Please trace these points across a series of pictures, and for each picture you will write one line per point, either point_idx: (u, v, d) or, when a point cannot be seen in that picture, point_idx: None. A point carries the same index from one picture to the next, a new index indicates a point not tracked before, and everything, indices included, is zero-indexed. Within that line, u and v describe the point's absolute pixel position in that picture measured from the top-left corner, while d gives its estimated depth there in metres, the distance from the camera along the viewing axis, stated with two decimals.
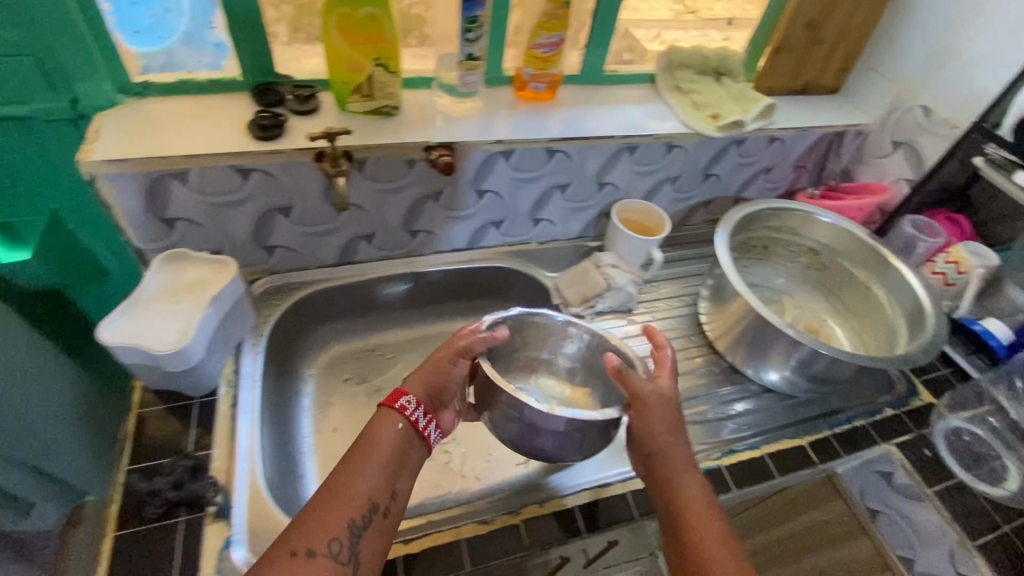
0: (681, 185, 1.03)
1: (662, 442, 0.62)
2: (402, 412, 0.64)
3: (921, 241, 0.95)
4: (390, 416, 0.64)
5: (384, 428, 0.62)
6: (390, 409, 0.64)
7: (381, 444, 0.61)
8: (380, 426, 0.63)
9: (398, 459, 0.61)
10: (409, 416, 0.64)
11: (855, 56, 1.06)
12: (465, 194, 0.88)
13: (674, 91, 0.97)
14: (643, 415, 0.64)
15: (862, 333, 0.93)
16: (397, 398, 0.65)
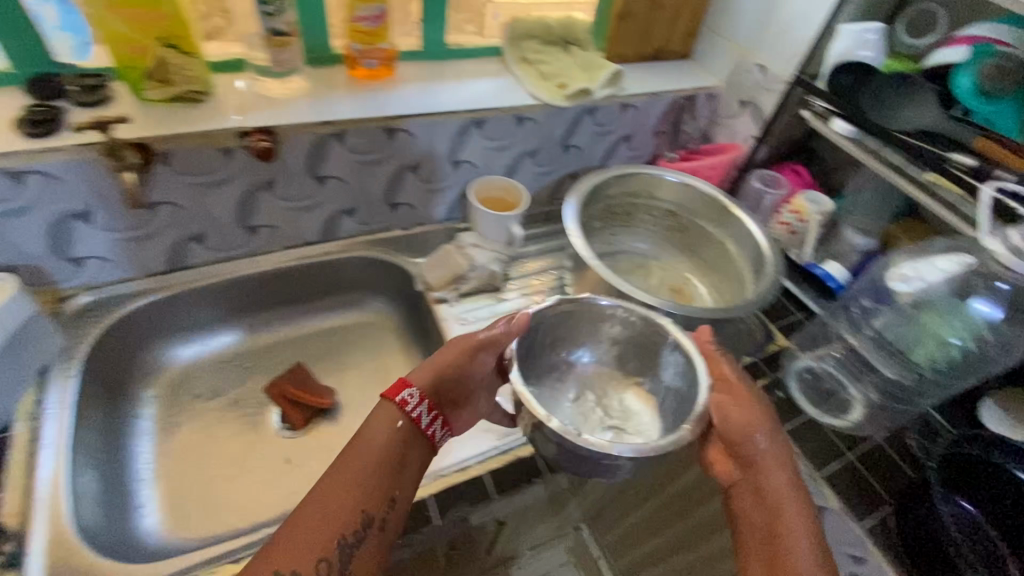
0: (541, 157, 1.01)
1: (752, 446, 0.61)
2: (402, 407, 0.61)
3: (767, 194, 1.00)
4: (388, 411, 0.61)
5: (379, 426, 0.60)
6: (392, 403, 0.61)
7: (373, 442, 0.58)
8: (375, 421, 0.60)
9: (395, 458, 0.59)
10: (409, 412, 0.61)
11: (698, 21, 1.08)
12: (302, 183, 0.83)
13: (521, 62, 0.96)
14: (722, 419, 0.63)
15: (722, 286, 0.97)
16: (400, 389, 0.62)
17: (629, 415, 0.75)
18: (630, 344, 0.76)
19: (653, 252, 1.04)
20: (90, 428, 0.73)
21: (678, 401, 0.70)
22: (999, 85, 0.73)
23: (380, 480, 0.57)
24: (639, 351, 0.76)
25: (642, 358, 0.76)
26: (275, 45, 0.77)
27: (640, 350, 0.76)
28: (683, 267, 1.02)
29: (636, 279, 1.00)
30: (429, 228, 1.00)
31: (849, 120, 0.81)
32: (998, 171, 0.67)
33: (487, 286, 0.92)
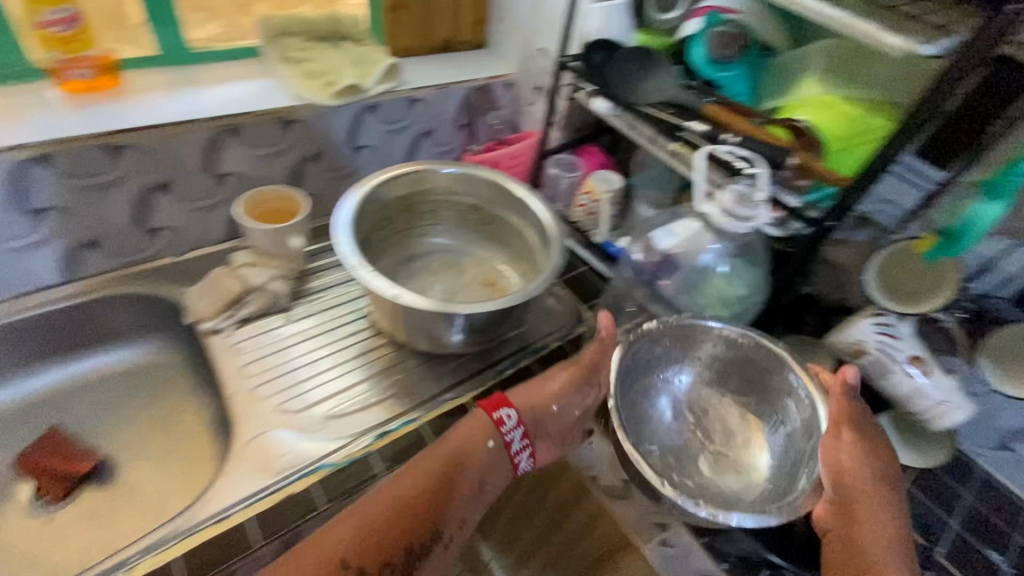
0: (329, 162, 0.94)
1: (866, 489, 0.63)
2: (498, 426, 0.70)
3: (563, 177, 1.01)
4: (484, 419, 0.70)
5: (470, 430, 0.69)
6: (489, 414, 0.70)
7: (455, 443, 0.67)
8: (468, 424, 0.69)
9: (461, 461, 0.66)
10: (502, 435, 0.69)
11: (485, 8, 1.06)
12: (10, 217, 0.72)
13: (284, 61, 0.89)
14: (837, 464, 0.65)
15: (530, 274, 0.96)
16: (502, 403, 0.72)
17: (735, 442, 0.72)
18: (729, 365, 0.75)
19: (466, 248, 1.02)
20: None
21: (800, 435, 0.69)
22: (727, 52, 0.76)
23: (428, 489, 0.63)
24: (743, 372, 0.75)
25: (746, 387, 0.75)
26: None
27: (743, 366, 0.75)
28: (495, 259, 1.01)
29: (445, 279, 0.97)
30: (206, 250, 0.90)
31: (607, 99, 0.80)
32: (728, 137, 0.69)
33: (272, 307, 0.85)
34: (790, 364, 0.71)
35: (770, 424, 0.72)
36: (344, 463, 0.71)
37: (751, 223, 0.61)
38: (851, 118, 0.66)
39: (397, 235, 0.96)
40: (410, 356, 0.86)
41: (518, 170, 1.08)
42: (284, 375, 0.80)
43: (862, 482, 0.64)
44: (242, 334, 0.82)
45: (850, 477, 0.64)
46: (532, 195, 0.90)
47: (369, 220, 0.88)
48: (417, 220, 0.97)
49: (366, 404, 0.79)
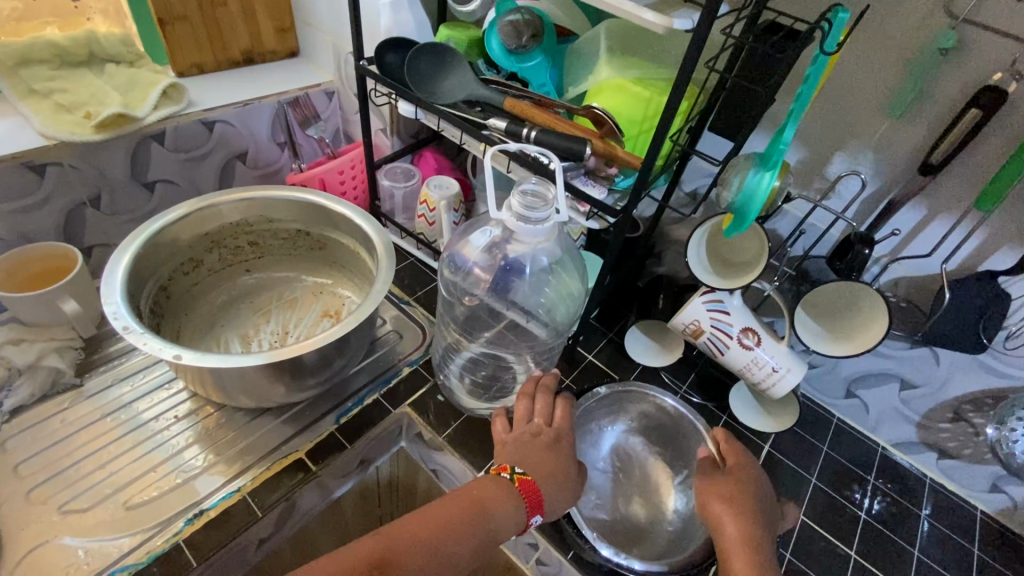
0: (113, 205, 0.81)
1: (726, 510, 0.58)
2: (523, 525, 0.56)
3: (398, 189, 0.93)
4: (520, 504, 0.55)
5: (496, 493, 0.55)
6: (525, 501, 0.56)
7: (482, 502, 0.54)
8: (491, 486, 0.56)
9: (483, 530, 0.52)
10: (522, 529, 0.56)
11: (285, 13, 0.97)
12: None
13: (29, 96, 0.75)
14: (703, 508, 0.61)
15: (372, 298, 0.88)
16: (538, 504, 0.57)
17: (650, 491, 0.72)
18: (658, 423, 0.76)
19: (305, 275, 0.93)
20: None
21: None
22: (522, 42, 0.71)
23: (437, 555, 0.49)
24: (665, 434, 0.76)
25: (665, 440, 0.76)
26: None
27: (666, 429, 0.76)
28: (338, 284, 0.93)
29: (280, 316, 0.88)
30: None
31: (407, 101, 0.74)
32: (526, 131, 0.65)
33: (56, 386, 0.72)
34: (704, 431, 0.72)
35: (682, 475, 0.72)
36: (147, 560, 0.60)
37: (546, 225, 0.56)
38: (642, 98, 0.64)
39: (216, 276, 0.86)
40: (236, 413, 0.75)
41: (352, 183, 0.99)
42: (136, 430, 0.71)
43: (735, 506, 0.59)
44: (14, 427, 0.68)
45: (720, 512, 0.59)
46: (351, 207, 0.81)
47: (164, 265, 0.76)
48: (236, 256, 0.87)
49: (177, 484, 0.67)
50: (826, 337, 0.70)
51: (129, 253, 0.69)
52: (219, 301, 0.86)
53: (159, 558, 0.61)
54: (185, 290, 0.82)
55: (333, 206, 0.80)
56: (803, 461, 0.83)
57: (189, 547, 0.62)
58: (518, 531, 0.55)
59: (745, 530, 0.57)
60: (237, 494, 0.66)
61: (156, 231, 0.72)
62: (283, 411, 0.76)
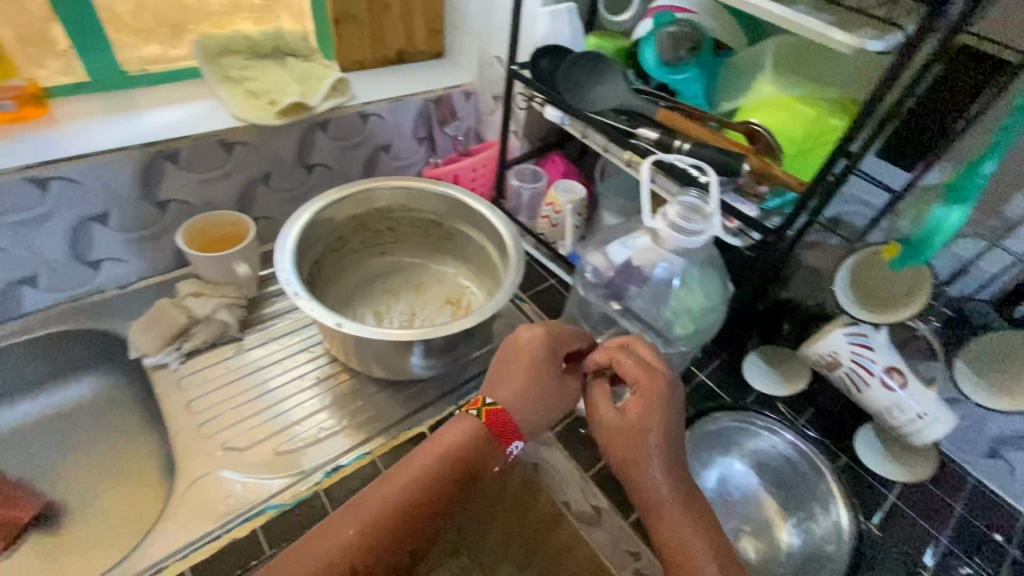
0: (279, 183, 0.91)
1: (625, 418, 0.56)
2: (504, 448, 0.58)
3: (525, 189, 0.97)
4: (489, 434, 0.57)
5: (468, 434, 0.57)
6: (497, 433, 0.57)
7: (452, 447, 0.56)
8: (462, 428, 0.58)
9: (467, 468, 0.56)
10: (506, 450, 0.58)
11: (438, 17, 1.03)
12: None
13: (226, 81, 0.85)
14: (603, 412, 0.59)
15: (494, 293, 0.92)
16: (512, 431, 0.58)
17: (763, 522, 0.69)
18: (772, 468, 0.71)
19: (432, 263, 0.99)
20: None
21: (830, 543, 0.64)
22: (677, 55, 0.72)
23: (426, 498, 0.54)
24: (779, 478, 0.70)
25: (779, 482, 0.70)
26: None
27: (784, 472, 0.70)
28: (461, 275, 0.97)
29: (408, 299, 0.94)
30: (153, 280, 0.86)
31: (556, 106, 0.76)
32: (679, 143, 0.65)
33: (223, 337, 0.81)
34: (828, 475, 0.67)
35: (796, 516, 0.67)
36: (292, 502, 0.66)
37: (700, 239, 0.55)
38: (807, 118, 0.62)
39: (356, 256, 0.94)
40: (366, 383, 0.81)
41: (481, 182, 1.04)
42: (282, 385, 0.79)
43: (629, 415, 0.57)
44: (189, 368, 0.78)
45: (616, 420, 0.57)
46: (485, 204, 0.85)
47: (319, 243, 0.84)
48: (374, 238, 0.94)
49: (317, 439, 0.74)
50: (989, 388, 0.64)
51: (298, 228, 0.77)
52: (356, 280, 0.94)
53: (302, 502, 0.66)
54: (332, 266, 0.90)
55: (470, 201, 0.85)
56: (932, 518, 0.75)
57: (326, 497, 0.67)
58: (502, 457, 0.59)
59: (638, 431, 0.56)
60: (368, 457, 0.71)
61: (318, 210, 0.80)
62: (407, 386, 0.82)
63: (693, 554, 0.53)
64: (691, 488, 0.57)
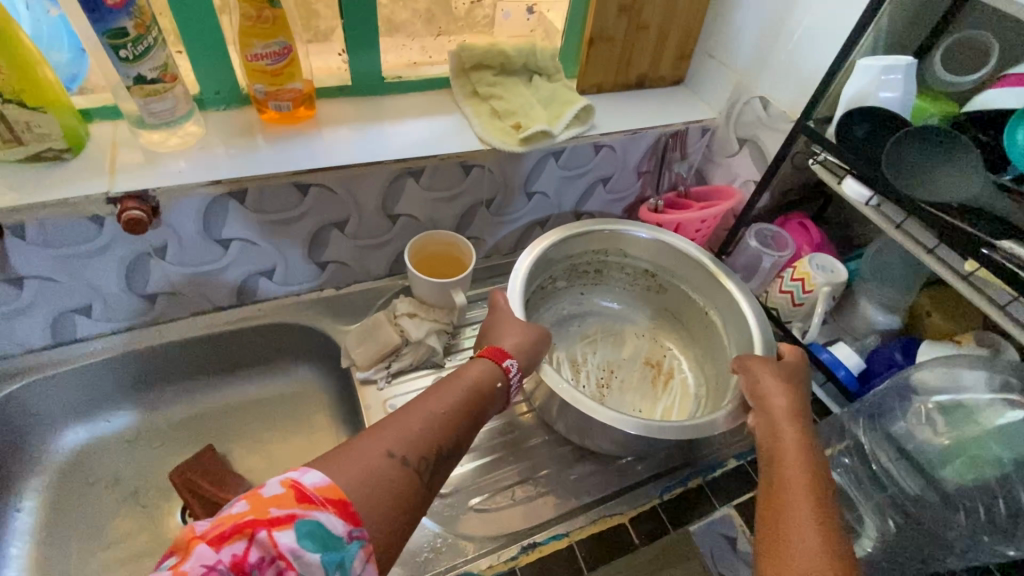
0: (498, 207, 0.87)
1: (782, 383, 0.62)
2: (503, 372, 0.59)
3: (767, 255, 0.84)
4: (491, 363, 0.59)
5: (473, 371, 0.57)
6: (494, 358, 0.60)
7: (471, 380, 0.56)
8: (473, 369, 0.58)
9: (479, 407, 0.54)
10: (506, 377, 0.59)
11: (691, 43, 0.92)
12: (201, 247, 0.70)
13: (472, 98, 0.81)
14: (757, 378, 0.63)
15: (705, 363, 0.83)
16: (503, 355, 0.61)
17: None
18: None
19: (631, 313, 0.90)
20: None
21: None
22: None
23: (449, 421, 0.51)
24: None
25: None
26: (143, 96, 0.60)
27: None
28: (662, 333, 0.88)
29: (604, 351, 0.86)
30: (367, 286, 0.86)
31: (867, 183, 0.62)
32: None
33: (427, 361, 0.80)
34: None
35: None
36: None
37: None
38: None
39: (558, 294, 0.88)
40: (562, 445, 0.75)
41: (703, 234, 0.92)
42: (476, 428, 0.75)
43: (787, 384, 0.62)
44: (394, 389, 0.77)
45: (771, 384, 0.62)
46: (729, 275, 0.77)
47: (537, 279, 0.80)
48: (578, 277, 0.88)
49: (514, 502, 0.69)
50: None
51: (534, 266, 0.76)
52: (553, 319, 0.87)
53: None
54: (535, 304, 0.85)
55: (715, 270, 0.77)
56: None
57: None
58: (502, 377, 0.58)
59: (791, 396, 0.60)
60: (566, 540, 0.66)
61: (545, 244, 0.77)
62: (606, 460, 0.73)
63: (797, 485, 0.51)
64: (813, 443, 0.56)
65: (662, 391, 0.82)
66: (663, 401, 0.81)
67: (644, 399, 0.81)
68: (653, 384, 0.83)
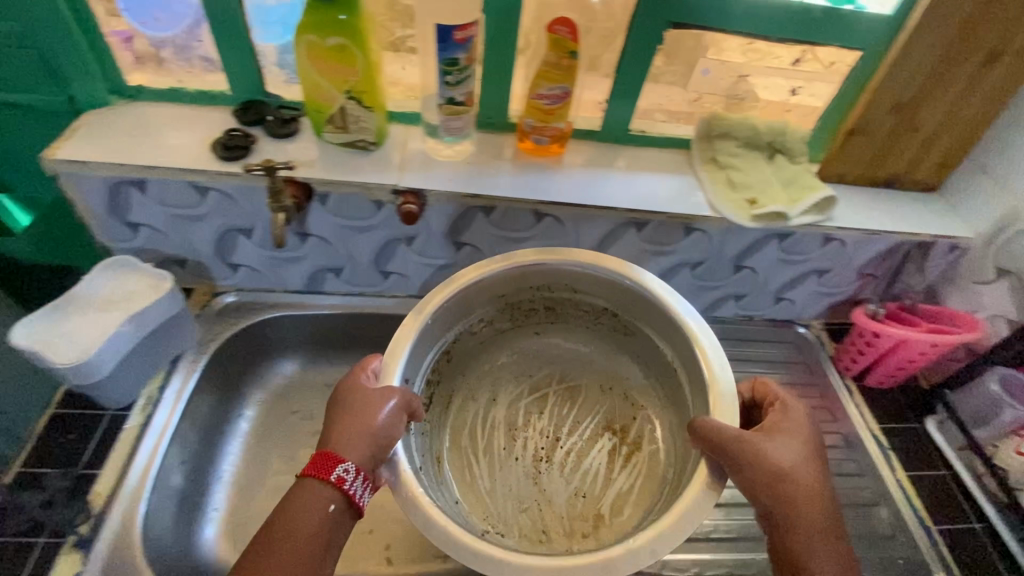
0: (702, 272, 0.87)
1: (784, 457, 0.56)
2: (338, 487, 0.54)
3: (1009, 407, 0.75)
4: (318, 481, 0.54)
5: (307, 499, 0.53)
6: (322, 470, 0.54)
7: (294, 515, 0.52)
8: (297, 499, 0.53)
9: (307, 547, 0.51)
10: (344, 493, 0.54)
11: (963, 152, 0.83)
12: (441, 244, 0.81)
13: (710, 163, 0.83)
14: (761, 454, 0.56)
15: (677, 434, 0.75)
16: (335, 463, 0.54)
17: None
18: None
19: (606, 360, 0.85)
20: (191, 423, 0.76)
21: None
22: None
23: None
24: None
25: None
26: (448, 114, 0.70)
27: None
28: (629, 386, 0.83)
29: (555, 411, 0.82)
30: None
31: None
32: None
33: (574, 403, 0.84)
34: None
35: None
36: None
37: None
38: None
39: (507, 338, 0.85)
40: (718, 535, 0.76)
41: (924, 359, 0.82)
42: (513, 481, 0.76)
43: (795, 456, 0.56)
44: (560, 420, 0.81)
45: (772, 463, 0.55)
46: (707, 334, 0.67)
47: (457, 325, 0.77)
48: (529, 316, 0.83)
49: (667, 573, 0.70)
50: None
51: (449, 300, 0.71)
52: (500, 361, 0.85)
53: None
54: (467, 348, 0.81)
55: (684, 329, 0.68)
56: None
57: None
58: (340, 495, 0.54)
59: (803, 470, 0.56)
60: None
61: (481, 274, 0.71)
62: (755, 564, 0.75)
63: None
64: (813, 466, 0.57)
65: (619, 463, 0.77)
66: (614, 477, 0.77)
67: (595, 475, 0.77)
68: (612, 455, 0.79)
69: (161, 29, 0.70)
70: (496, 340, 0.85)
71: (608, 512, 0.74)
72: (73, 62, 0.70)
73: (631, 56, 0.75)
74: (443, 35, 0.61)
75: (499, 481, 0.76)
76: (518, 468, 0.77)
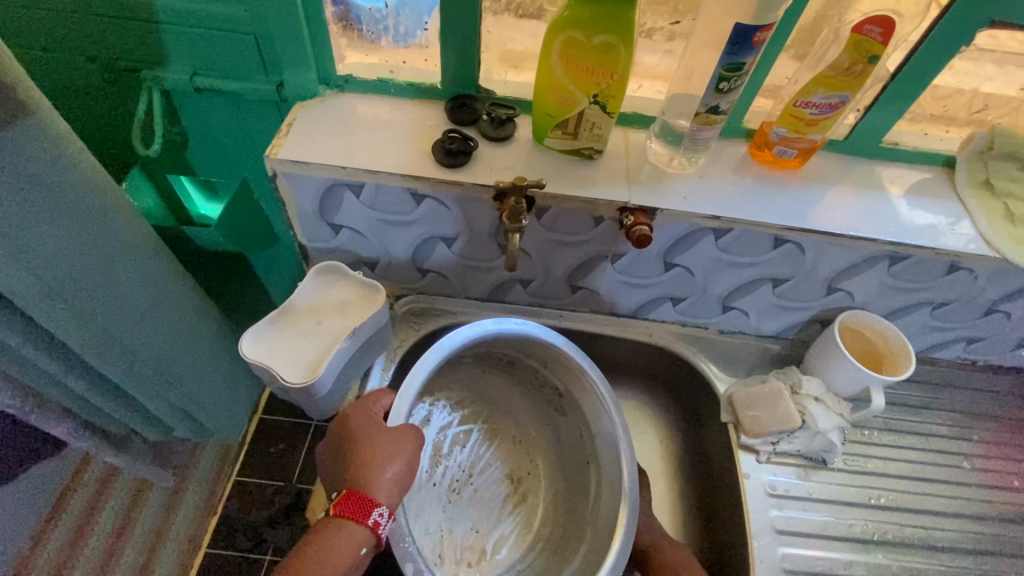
0: (945, 313, 0.75)
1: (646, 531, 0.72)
2: (373, 529, 0.57)
3: None
4: (350, 521, 0.57)
5: (343, 542, 0.57)
6: (352, 513, 0.57)
7: (331, 556, 0.56)
8: (335, 540, 0.57)
9: None
10: (379, 534, 0.57)
11: None
12: (652, 264, 0.72)
13: (983, 189, 0.70)
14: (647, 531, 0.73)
15: (561, 505, 0.76)
16: (364, 507, 0.57)
17: None
18: None
19: (523, 413, 0.82)
20: None
21: None
22: None
23: None
24: None
25: None
26: (702, 123, 0.62)
27: None
28: (538, 446, 0.80)
29: (473, 447, 0.78)
30: (753, 340, 0.83)
31: None
32: None
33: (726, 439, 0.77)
34: None
35: None
36: None
37: None
38: None
39: (462, 365, 0.79)
40: None
41: None
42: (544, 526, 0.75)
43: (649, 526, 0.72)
44: (771, 467, 0.74)
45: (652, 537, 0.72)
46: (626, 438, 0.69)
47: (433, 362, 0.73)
48: (488, 359, 0.80)
49: None
50: None
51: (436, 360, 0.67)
52: (444, 392, 0.79)
53: None
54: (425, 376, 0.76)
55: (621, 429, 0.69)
56: None
57: None
58: (369, 537, 0.57)
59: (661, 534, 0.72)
60: None
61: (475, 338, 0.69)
62: None
63: None
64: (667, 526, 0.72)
65: (508, 512, 0.75)
66: (502, 526, 0.74)
67: (487, 519, 0.74)
68: (505, 503, 0.76)
69: (387, 12, 0.64)
70: (450, 369, 0.79)
71: (488, 550, 0.72)
72: (291, 49, 0.65)
73: (923, 59, 0.62)
74: (741, 36, 0.54)
75: (415, 505, 0.71)
76: (430, 494, 0.73)
